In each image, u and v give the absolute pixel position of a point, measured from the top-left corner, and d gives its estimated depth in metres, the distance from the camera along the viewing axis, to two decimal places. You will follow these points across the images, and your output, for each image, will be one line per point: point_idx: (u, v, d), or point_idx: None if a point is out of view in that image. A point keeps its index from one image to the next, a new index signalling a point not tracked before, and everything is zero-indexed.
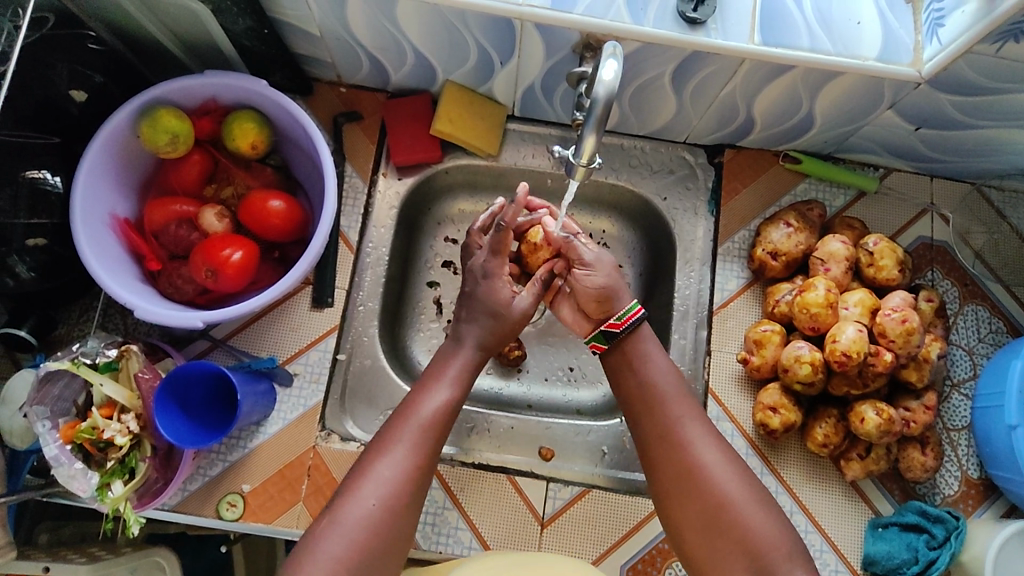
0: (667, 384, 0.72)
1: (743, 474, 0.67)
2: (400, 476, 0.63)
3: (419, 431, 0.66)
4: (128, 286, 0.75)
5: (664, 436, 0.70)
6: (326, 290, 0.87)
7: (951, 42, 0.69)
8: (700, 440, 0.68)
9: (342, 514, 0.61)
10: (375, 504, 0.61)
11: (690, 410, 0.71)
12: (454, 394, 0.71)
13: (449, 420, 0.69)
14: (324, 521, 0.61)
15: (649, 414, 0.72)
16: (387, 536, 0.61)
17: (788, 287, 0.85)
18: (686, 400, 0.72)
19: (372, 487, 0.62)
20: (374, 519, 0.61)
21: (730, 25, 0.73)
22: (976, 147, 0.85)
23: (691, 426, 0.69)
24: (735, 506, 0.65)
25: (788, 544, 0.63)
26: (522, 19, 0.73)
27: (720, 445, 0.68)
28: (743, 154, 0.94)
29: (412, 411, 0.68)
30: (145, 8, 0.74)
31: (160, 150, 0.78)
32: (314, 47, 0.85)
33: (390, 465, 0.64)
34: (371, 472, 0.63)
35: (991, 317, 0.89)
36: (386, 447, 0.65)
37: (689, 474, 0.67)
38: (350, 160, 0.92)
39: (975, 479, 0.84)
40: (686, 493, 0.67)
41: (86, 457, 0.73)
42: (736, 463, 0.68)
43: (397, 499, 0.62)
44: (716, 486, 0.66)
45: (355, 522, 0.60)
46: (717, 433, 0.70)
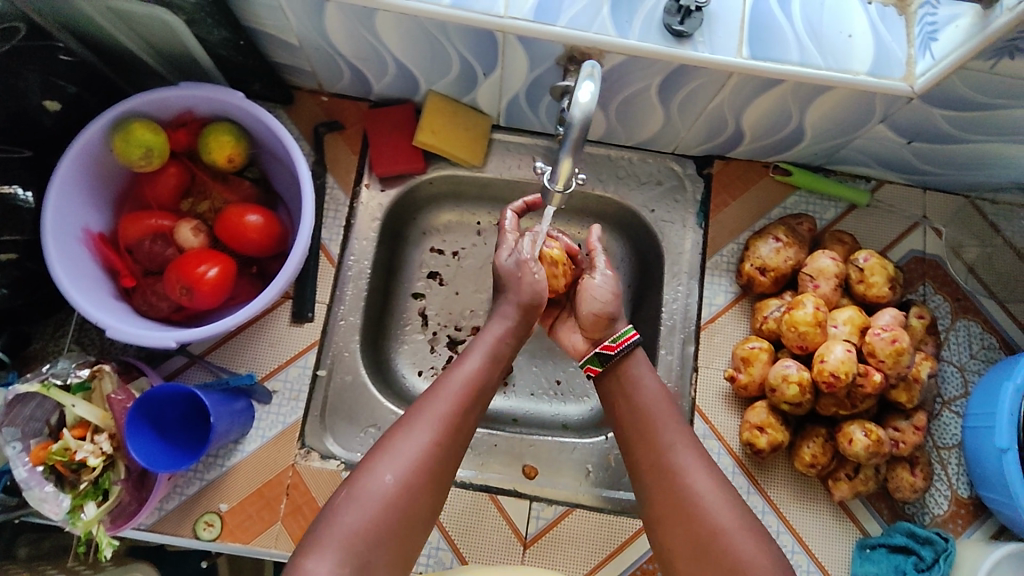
0: (658, 408, 0.72)
1: (735, 503, 0.63)
2: (426, 449, 0.61)
3: (446, 406, 0.65)
4: (101, 304, 0.73)
5: (657, 465, 0.67)
6: (307, 304, 0.86)
7: (944, 57, 0.67)
8: (693, 467, 0.66)
9: (362, 488, 0.58)
10: (394, 477, 0.59)
11: (684, 436, 0.69)
12: (480, 378, 0.68)
13: (479, 399, 0.68)
14: (342, 495, 0.59)
15: (643, 438, 0.70)
16: (408, 511, 0.59)
17: (776, 303, 0.83)
18: (682, 427, 0.70)
19: (398, 457, 0.60)
20: (397, 492, 0.59)
21: (718, 38, 0.71)
22: (969, 160, 0.83)
23: (682, 453, 0.67)
24: (726, 533, 0.61)
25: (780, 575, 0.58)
26: (504, 31, 0.71)
27: (709, 470, 0.66)
28: (732, 165, 0.92)
29: (441, 388, 0.66)
30: (116, 18, 0.72)
31: (134, 164, 0.77)
32: (293, 56, 0.83)
33: (418, 435, 0.62)
34: (397, 443, 0.61)
35: (983, 332, 0.88)
36: (411, 422, 0.63)
37: (680, 499, 0.64)
38: (332, 171, 0.90)
39: (965, 499, 0.83)
40: (676, 521, 0.64)
41: (58, 479, 0.72)
42: (729, 492, 0.65)
43: (422, 472, 0.61)
44: (706, 513, 0.62)
45: (376, 495, 0.58)
46: (711, 463, 0.67)
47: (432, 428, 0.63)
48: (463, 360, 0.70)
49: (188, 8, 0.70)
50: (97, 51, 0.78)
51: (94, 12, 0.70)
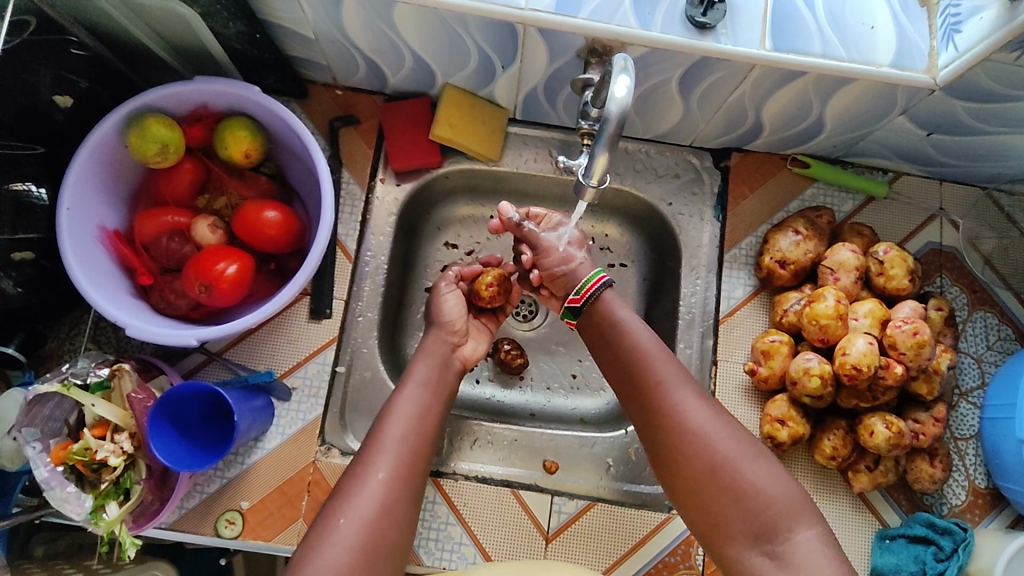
0: (648, 343, 0.71)
1: (733, 429, 0.65)
2: (382, 484, 0.63)
3: (393, 443, 0.66)
4: (120, 303, 0.72)
5: (651, 404, 0.67)
6: (325, 301, 0.85)
7: (969, 49, 0.67)
8: (687, 401, 0.66)
9: (323, 537, 0.59)
10: (349, 519, 0.60)
11: (674, 370, 0.68)
12: (422, 405, 0.70)
13: (424, 428, 0.69)
14: (305, 549, 0.59)
15: (635, 380, 0.69)
16: (373, 549, 0.60)
17: (796, 296, 0.83)
18: (670, 361, 0.69)
19: (353, 502, 0.61)
20: (357, 535, 0.59)
21: (740, 31, 0.70)
22: (987, 152, 0.83)
23: (674, 388, 0.67)
24: (730, 463, 0.62)
25: (787, 496, 0.61)
26: (526, 24, 0.70)
27: (703, 401, 0.66)
28: (750, 158, 0.92)
29: (385, 428, 0.67)
30: (129, 10, 0.71)
31: (149, 161, 0.75)
32: (309, 49, 0.82)
33: (373, 473, 0.63)
34: (353, 486, 0.62)
35: (1000, 324, 0.88)
36: (365, 462, 0.64)
37: (679, 436, 0.64)
38: (347, 166, 0.89)
39: (983, 489, 0.83)
40: (678, 453, 0.64)
41: (79, 479, 0.71)
42: (726, 418, 0.65)
43: (379, 511, 0.61)
44: (708, 445, 0.63)
45: (339, 541, 0.59)
46: (704, 393, 0.67)
47: (385, 462, 0.64)
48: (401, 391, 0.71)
49: (205, 1, 0.69)
50: (109, 45, 0.76)
51: (108, 6, 0.69)
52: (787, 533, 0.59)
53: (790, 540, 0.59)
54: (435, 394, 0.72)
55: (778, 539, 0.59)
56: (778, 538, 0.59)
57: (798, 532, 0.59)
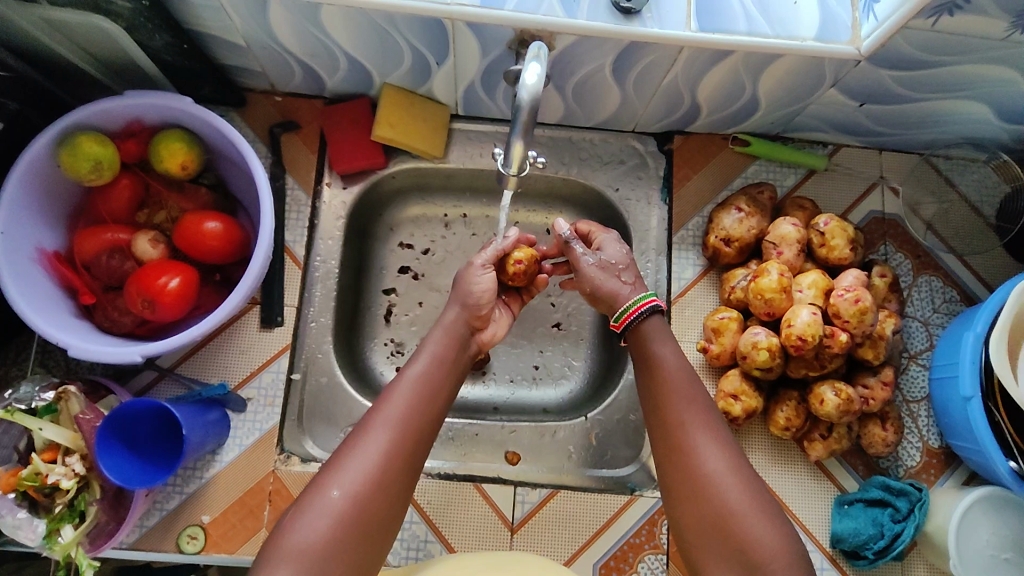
0: (681, 379, 0.68)
1: (748, 483, 0.62)
2: (377, 457, 0.61)
3: (395, 416, 0.64)
4: (62, 325, 0.71)
5: (671, 444, 0.65)
6: (275, 309, 0.85)
7: (886, 18, 0.68)
8: (707, 449, 0.64)
9: (311, 504, 0.58)
10: (342, 491, 0.59)
11: (699, 415, 0.66)
12: (429, 378, 0.68)
13: (432, 406, 0.66)
14: (292, 513, 0.59)
15: (660, 418, 0.68)
16: (360, 523, 0.58)
17: (742, 272, 0.84)
18: (698, 402, 0.67)
19: (347, 472, 0.60)
20: (345, 507, 0.58)
21: (666, 14, 0.71)
22: (919, 119, 0.85)
23: (697, 432, 0.65)
24: (737, 518, 0.60)
25: (791, 560, 0.58)
26: (452, 19, 0.70)
27: (725, 449, 0.64)
28: (692, 140, 0.93)
29: (387, 398, 0.65)
30: (50, 28, 0.70)
31: (83, 179, 0.75)
32: (242, 57, 0.82)
33: (367, 446, 0.61)
34: (345, 456, 0.61)
35: (944, 286, 0.90)
36: (361, 432, 0.62)
37: (695, 482, 0.63)
38: (291, 173, 0.89)
39: (936, 449, 0.85)
40: (690, 499, 0.63)
41: (31, 505, 0.70)
42: (742, 472, 0.63)
43: (372, 485, 0.60)
44: (719, 497, 0.61)
45: (326, 511, 0.58)
46: (727, 441, 0.65)
47: (382, 435, 0.62)
48: (410, 363, 0.69)
49: (127, 14, 0.68)
50: (36, 65, 0.75)
51: (28, 24, 0.68)
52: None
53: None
54: (443, 365, 0.70)
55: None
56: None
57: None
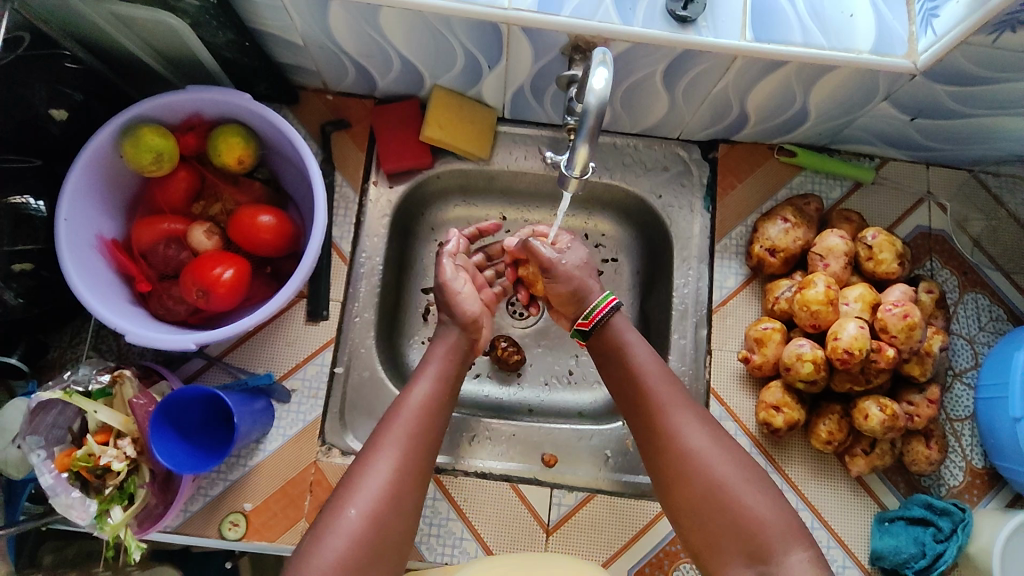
0: (653, 368, 0.73)
1: (732, 455, 0.66)
2: (388, 477, 0.63)
3: (403, 434, 0.66)
4: (119, 310, 0.73)
5: (653, 430, 0.70)
6: (322, 303, 0.86)
7: (946, 33, 0.68)
8: (688, 427, 0.68)
9: (329, 525, 0.60)
10: (359, 511, 0.61)
11: (676, 397, 0.70)
12: (435, 397, 0.70)
13: (435, 423, 0.69)
14: (311, 537, 0.60)
15: (638, 405, 0.72)
16: (378, 542, 0.61)
17: (787, 283, 0.84)
18: (673, 386, 0.71)
19: (361, 493, 0.62)
20: (361, 527, 0.60)
21: (721, 23, 0.72)
22: (971, 135, 0.84)
23: (676, 413, 0.69)
24: (728, 488, 0.64)
25: (784, 522, 0.62)
26: (509, 23, 0.71)
27: (704, 425, 0.68)
28: (737, 149, 0.93)
29: (396, 417, 0.67)
30: (120, 24, 0.72)
31: (145, 170, 0.77)
32: (298, 56, 0.84)
33: (378, 466, 0.64)
34: (359, 479, 0.63)
35: (991, 304, 0.89)
36: (373, 451, 0.65)
37: (679, 461, 0.67)
38: (339, 170, 0.91)
39: (980, 469, 0.84)
40: (678, 478, 0.66)
41: (84, 485, 0.72)
42: (726, 445, 0.67)
43: (385, 505, 0.62)
44: (706, 470, 0.65)
45: (342, 532, 0.60)
46: (705, 418, 0.69)
47: (394, 454, 0.65)
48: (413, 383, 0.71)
49: (193, 11, 0.70)
50: (103, 58, 0.78)
51: (99, 18, 0.70)
52: (782, 555, 0.60)
53: (783, 563, 0.60)
54: (445, 387, 0.72)
55: (773, 563, 0.60)
56: (772, 562, 0.60)
57: (790, 558, 0.60)
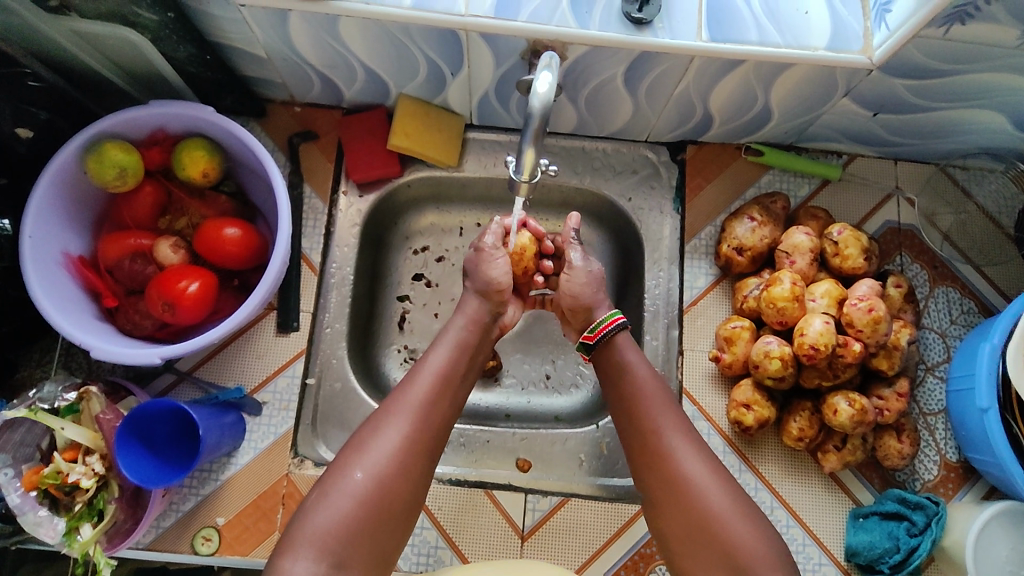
0: (650, 388, 0.72)
1: (726, 483, 0.65)
2: (398, 443, 0.62)
3: (415, 401, 0.66)
4: (85, 326, 0.73)
5: (649, 453, 0.68)
6: (292, 313, 0.86)
7: (898, 28, 0.69)
8: (683, 451, 0.66)
9: (334, 485, 0.60)
10: (365, 474, 0.60)
11: (673, 419, 0.69)
12: (450, 368, 0.70)
13: (449, 394, 0.68)
14: (314, 496, 0.60)
15: (637, 427, 0.70)
16: (380, 509, 0.60)
17: (755, 281, 0.84)
18: (669, 408, 0.70)
19: (369, 454, 0.61)
20: (367, 489, 0.60)
21: (677, 23, 0.72)
22: (933, 129, 0.85)
23: (672, 437, 0.67)
24: (720, 519, 0.62)
25: (776, 556, 0.60)
26: (466, 30, 0.72)
27: (699, 451, 0.67)
28: (705, 149, 0.93)
29: (410, 382, 0.67)
30: (81, 41, 0.73)
31: (109, 185, 0.77)
32: (262, 68, 0.84)
33: (388, 431, 0.63)
34: (368, 440, 0.62)
35: (962, 297, 0.89)
36: (384, 415, 0.64)
37: (673, 487, 0.65)
38: (308, 181, 0.91)
39: (954, 462, 0.84)
40: (670, 503, 0.65)
41: (52, 503, 0.72)
42: (720, 473, 0.65)
43: (393, 468, 0.61)
44: (699, 498, 0.64)
45: (346, 493, 0.59)
46: (701, 443, 0.68)
47: (404, 419, 0.64)
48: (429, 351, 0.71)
49: (153, 26, 0.71)
50: (67, 77, 0.78)
51: (59, 36, 0.71)
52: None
53: None
54: (461, 356, 0.72)
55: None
56: None
57: None
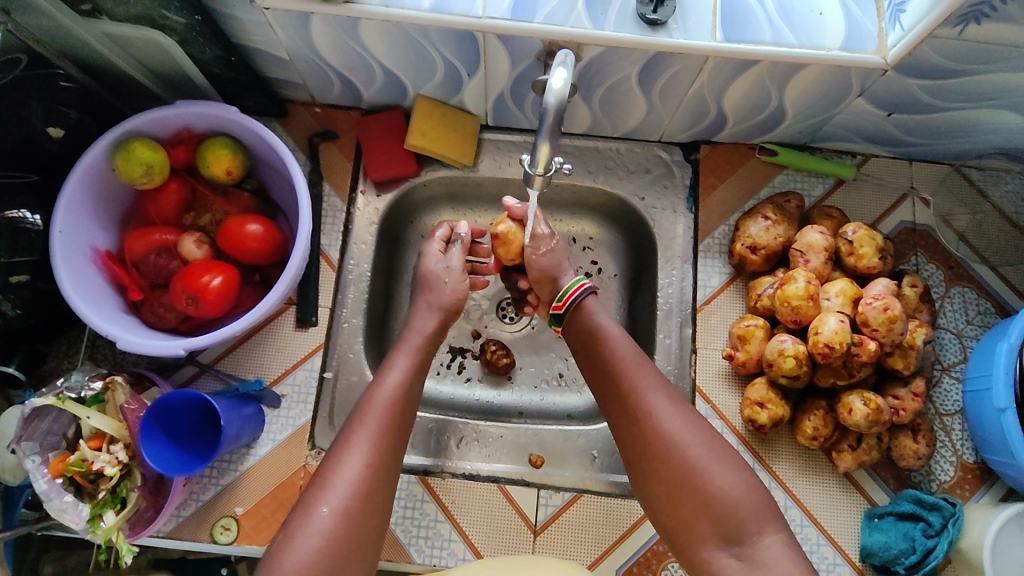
0: (627, 348, 0.74)
1: (706, 435, 0.67)
2: (361, 471, 0.63)
3: (374, 429, 0.66)
4: (111, 318, 0.76)
5: (628, 411, 0.70)
6: (310, 310, 0.88)
7: (912, 28, 0.69)
8: (662, 407, 0.69)
9: (303, 525, 0.60)
10: (331, 508, 0.61)
11: (650, 378, 0.71)
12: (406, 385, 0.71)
13: (405, 414, 0.70)
14: (281, 539, 0.60)
15: (615, 389, 0.72)
16: (353, 536, 0.61)
17: (769, 280, 0.84)
18: (647, 368, 0.72)
19: (333, 490, 0.62)
20: (335, 522, 0.60)
21: (691, 25, 0.73)
22: (949, 129, 0.85)
23: (651, 395, 0.70)
24: (701, 470, 0.65)
25: (754, 499, 0.64)
26: (484, 31, 0.73)
27: (677, 406, 0.69)
28: (719, 149, 0.94)
29: (367, 409, 0.68)
30: (111, 42, 0.75)
31: (136, 182, 0.79)
32: (283, 70, 0.86)
33: (350, 462, 0.64)
34: (330, 476, 0.63)
35: (978, 298, 0.88)
36: (344, 448, 0.65)
37: (655, 443, 0.67)
38: (327, 179, 0.93)
39: (971, 464, 0.83)
40: (651, 459, 0.67)
41: (78, 490, 0.74)
42: (699, 426, 0.68)
43: (359, 498, 0.62)
44: (679, 450, 0.66)
45: (314, 531, 0.60)
46: (677, 398, 0.70)
47: (365, 448, 0.65)
48: (383, 376, 0.71)
49: (181, 29, 0.74)
50: (98, 78, 0.81)
51: (91, 38, 0.73)
52: (756, 536, 0.62)
53: (757, 544, 0.62)
54: (416, 379, 0.73)
55: (747, 541, 0.62)
56: (746, 542, 0.62)
57: (766, 537, 0.62)
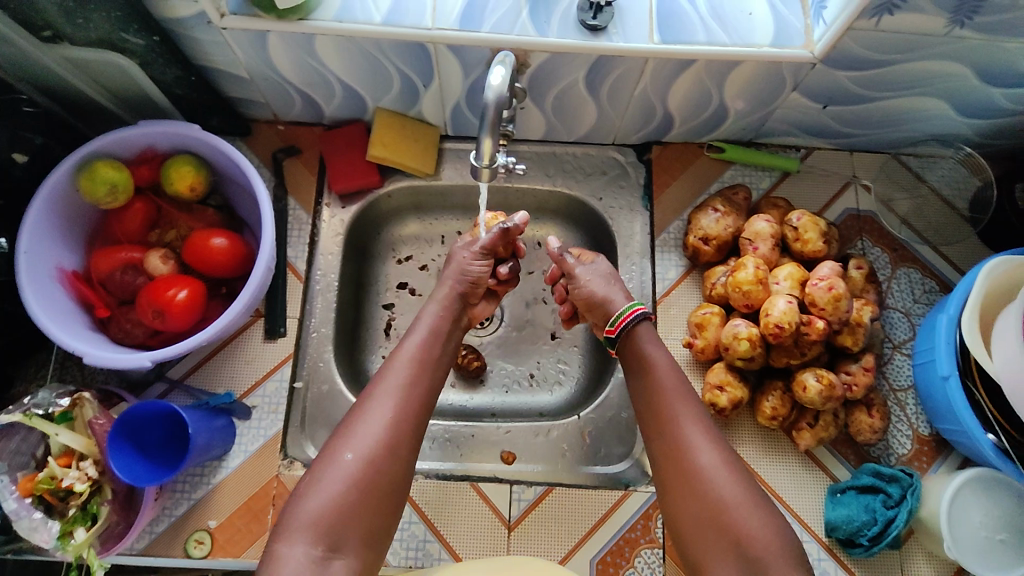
0: (668, 374, 0.74)
1: (740, 478, 0.66)
2: (386, 420, 0.65)
3: (397, 382, 0.68)
4: (77, 334, 0.76)
5: (665, 443, 0.70)
6: (278, 320, 0.90)
7: (834, 22, 0.74)
8: (698, 441, 0.68)
9: (328, 468, 0.62)
10: (355, 455, 0.63)
11: (691, 410, 0.71)
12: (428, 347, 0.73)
13: (430, 373, 0.71)
14: (306, 483, 0.62)
15: (654, 417, 0.72)
16: (374, 487, 0.62)
17: (722, 269, 0.88)
18: (690, 400, 0.72)
19: (357, 437, 0.64)
20: (358, 468, 0.62)
21: (630, 29, 0.77)
22: (882, 119, 0.89)
23: (690, 428, 0.69)
24: (731, 510, 0.63)
25: (783, 545, 0.61)
26: (434, 42, 0.77)
27: (714, 441, 0.68)
28: (670, 149, 0.98)
29: (391, 361, 0.71)
30: (72, 66, 0.77)
31: (100, 201, 0.81)
32: (245, 89, 0.89)
33: (374, 412, 0.66)
34: (355, 424, 0.65)
35: (923, 278, 0.93)
36: (368, 400, 0.67)
37: (689, 477, 0.67)
38: (292, 194, 0.95)
39: (926, 436, 0.86)
40: (682, 494, 0.66)
41: (47, 508, 0.74)
42: (734, 466, 0.67)
43: (382, 448, 0.64)
44: (710, 487, 0.65)
45: (340, 474, 0.62)
46: (716, 434, 0.69)
47: (389, 399, 0.67)
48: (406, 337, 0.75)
49: (141, 51, 0.77)
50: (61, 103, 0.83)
51: (53, 63, 0.75)
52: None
53: None
54: (438, 339, 0.75)
55: None
56: None
57: None
